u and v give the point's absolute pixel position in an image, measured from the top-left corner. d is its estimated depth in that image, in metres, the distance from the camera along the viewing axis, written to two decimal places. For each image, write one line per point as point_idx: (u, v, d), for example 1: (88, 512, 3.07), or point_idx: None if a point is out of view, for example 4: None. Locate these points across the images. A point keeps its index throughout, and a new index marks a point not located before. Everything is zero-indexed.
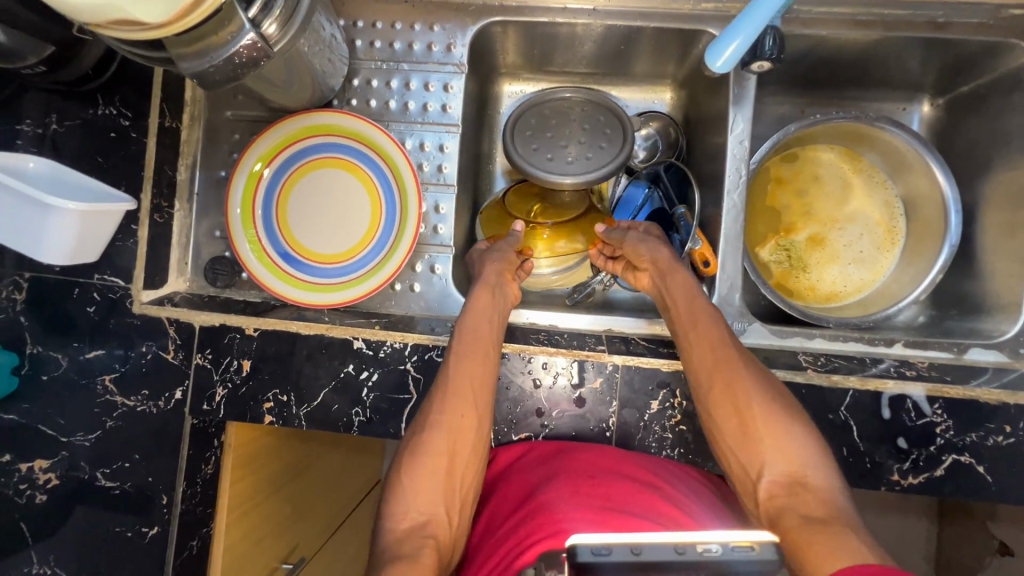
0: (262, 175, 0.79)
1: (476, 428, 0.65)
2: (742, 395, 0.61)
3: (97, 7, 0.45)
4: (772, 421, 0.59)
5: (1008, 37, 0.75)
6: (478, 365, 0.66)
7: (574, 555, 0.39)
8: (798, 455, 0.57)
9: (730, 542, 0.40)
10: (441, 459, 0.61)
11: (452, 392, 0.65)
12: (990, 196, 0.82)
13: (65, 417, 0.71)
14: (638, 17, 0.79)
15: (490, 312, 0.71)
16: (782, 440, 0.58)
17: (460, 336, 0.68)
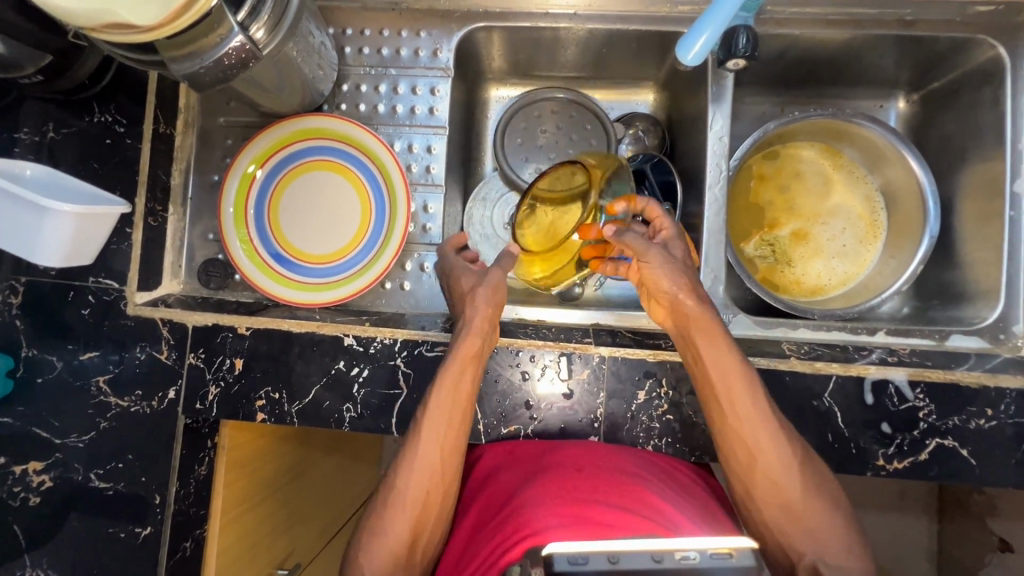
0: (255, 176, 0.80)
1: (444, 500, 0.64)
2: (745, 447, 0.61)
3: (92, 11, 0.48)
4: (771, 477, 0.60)
5: (974, 33, 0.78)
6: (449, 435, 0.64)
7: (551, 565, 0.38)
8: (827, 535, 0.59)
9: (711, 550, 0.40)
10: (400, 544, 0.61)
11: (422, 462, 0.63)
12: (967, 188, 0.84)
13: (60, 419, 0.73)
14: (617, 20, 0.82)
15: (472, 371, 0.66)
16: (777, 494, 0.60)
17: (438, 395, 0.65)
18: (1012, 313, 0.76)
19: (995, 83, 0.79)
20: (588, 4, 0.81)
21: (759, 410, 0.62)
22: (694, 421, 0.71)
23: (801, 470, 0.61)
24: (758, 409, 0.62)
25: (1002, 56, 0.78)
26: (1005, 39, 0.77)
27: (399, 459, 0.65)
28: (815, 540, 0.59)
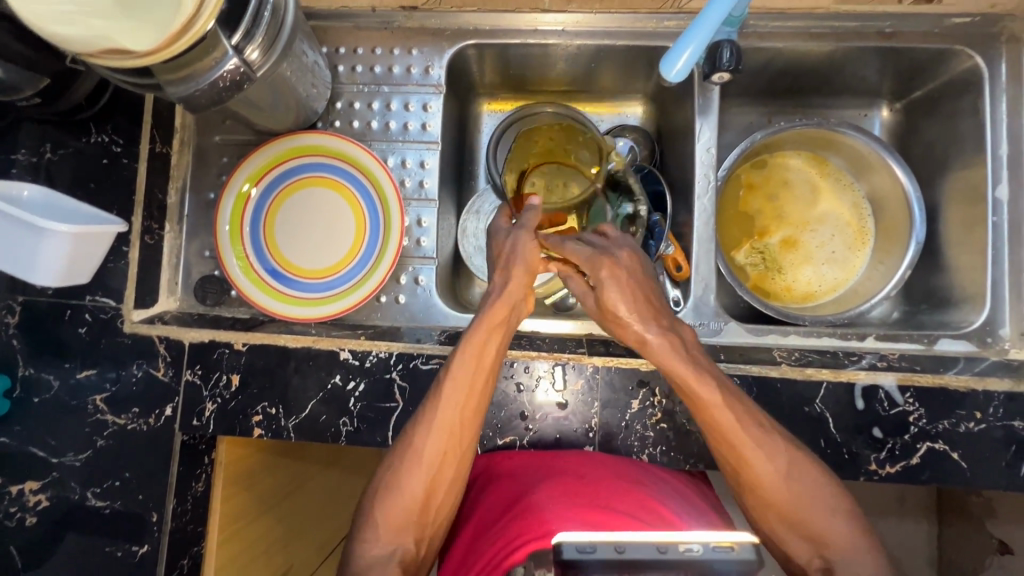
0: (250, 194, 0.82)
1: (460, 458, 0.65)
2: (757, 483, 0.61)
3: (92, 39, 0.50)
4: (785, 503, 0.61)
5: (952, 44, 0.80)
6: (470, 397, 0.65)
7: (560, 553, 0.45)
8: (822, 534, 0.60)
9: (711, 543, 0.46)
10: (415, 501, 0.63)
11: (441, 425, 0.64)
12: (951, 194, 0.86)
13: (56, 438, 0.74)
14: (605, 36, 0.83)
15: (498, 337, 0.67)
16: (795, 515, 0.61)
17: (460, 363, 0.65)
18: (998, 316, 0.78)
19: (973, 92, 0.81)
20: (576, 21, 0.83)
21: (765, 441, 0.62)
22: (689, 429, 0.71)
23: (812, 484, 0.62)
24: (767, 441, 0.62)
25: (980, 66, 0.80)
26: (982, 49, 0.79)
27: (417, 419, 0.65)
28: (822, 538, 0.60)
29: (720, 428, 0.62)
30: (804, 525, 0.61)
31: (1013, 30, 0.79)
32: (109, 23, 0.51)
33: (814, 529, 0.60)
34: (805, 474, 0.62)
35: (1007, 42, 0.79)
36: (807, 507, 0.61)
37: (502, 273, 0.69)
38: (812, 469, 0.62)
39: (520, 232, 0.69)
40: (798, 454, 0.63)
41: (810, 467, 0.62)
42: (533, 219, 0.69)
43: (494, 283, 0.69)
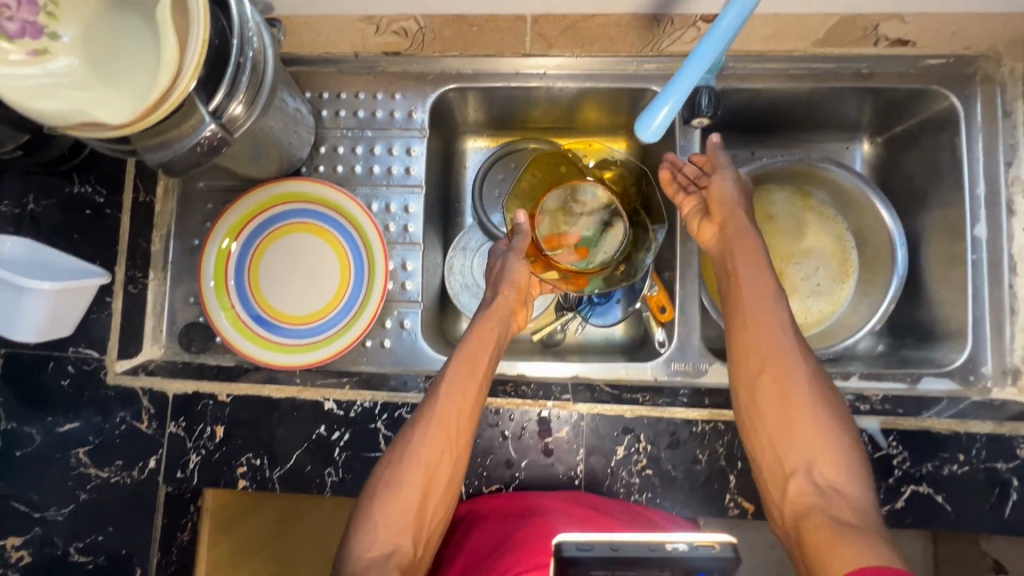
0: (231, 250, 0.82)
1: (456, 457, 0.68)
2: (770, 406, 0.67)
3: (66, 112, 0.50)
4: (796, 433, 0.65)
5: (928, 84, 0.81)
6: (467, 396, 0.69)
7: (562, 551, 0.50)
8: (826, 449, 0.64)
9: (696, 542, 0.52)
10: (414, 494, 0.66)
11: (438, 424, 0.68)
12: (931, 229, 0.86)
13: (39, 493, 0.73)
14: (587, 78, 0.84)
15: (492, 339, 0.75)
16: (796, 446, 0.65)
17: (458, 363, 0.71)
18: (980, 354, 0.78)
19: (950, 130, 0.82)
20: (557, 65, 0.83)
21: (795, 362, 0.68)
22: (674, 475, 0.72)
23: (825, 424, 0.65)
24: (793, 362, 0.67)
25: (955, 105, 0.81)
26: (958, 89, 0.80)
27: (417, 415, 0.69)
28: (824, 471, 0.63)
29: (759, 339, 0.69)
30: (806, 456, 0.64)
31: (987, 70, 0.80)
32: (86, 94, 0.51)
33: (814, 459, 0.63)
34: (816, 409, 0.66)
35: (981, 82, 0.80)
36: (811, 439, 0.64)
37: (493, 289, 0.80)
38: (824, 409, 0.66)
39: (510, 254, 0.81)
40: (819, 381, 0.67)
41: (823, 404, 0.66)
42: (522, 244, 0.81)
43: (486, 297, 0.81)
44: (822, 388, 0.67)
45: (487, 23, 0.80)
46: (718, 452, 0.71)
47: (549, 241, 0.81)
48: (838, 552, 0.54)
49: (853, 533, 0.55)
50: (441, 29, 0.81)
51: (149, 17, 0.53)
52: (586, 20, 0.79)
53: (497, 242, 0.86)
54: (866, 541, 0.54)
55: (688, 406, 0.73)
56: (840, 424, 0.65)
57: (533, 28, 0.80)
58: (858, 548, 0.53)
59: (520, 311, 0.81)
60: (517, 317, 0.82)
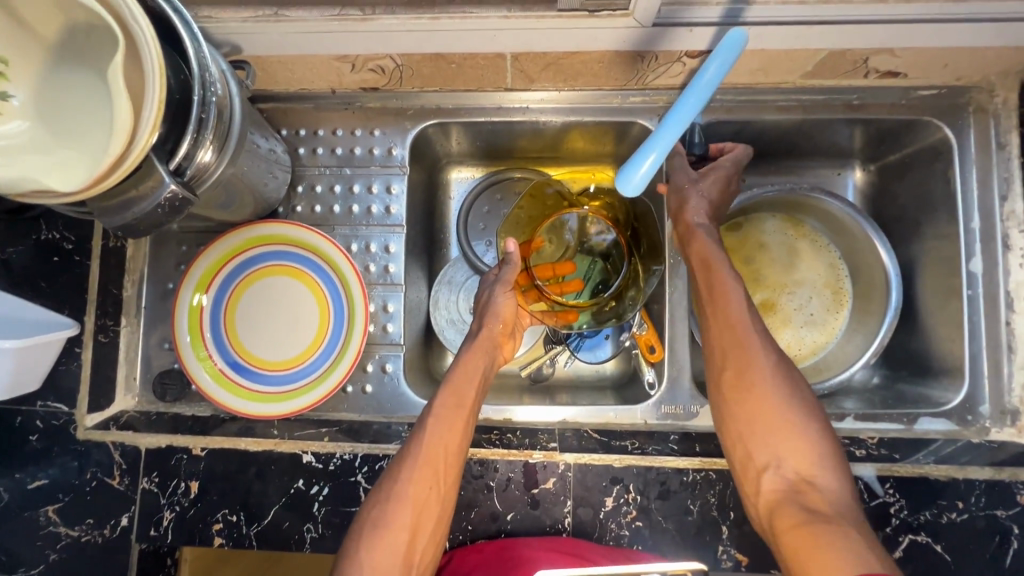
0: (203, 304, 0.79)
1: (444, 495, 0.64)
2: (746, 392, 0.63)
3: (14, 180, 0.47)
4: (769, 418, 0.61)
5: (920, 115, 0.79)
6: (455, 431, 0.66)
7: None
8: (805, 458, 0.59)
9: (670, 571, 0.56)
10: (401, 534, 0.61)
11: (426, 459, 0.63)
12: (926, 261, 0.84)
13: (7, 553, 0.71)
14: (570, 112, 0.82)
15: (479, 370, 0.72)
16: (768, 439, 0.61)
17: (444, 395, 0.68)
18: (977, 393, 0.76)
19: (943, 162, 0.80)
20: (539, 99, 0.82)
21: (763, 340, 0.65)
22: (665, 527, 0.69)
23: (798, 406, 0.61)
24: (759, 338, 0.65)
25: (948, 137, 0.79)
26: (950, 120, 0.79)
27: (402, 456, 0.65)
28: (795, 461, 0.59)
29: (724, 316, 0.67)
30: (781, 441, 0.60)
31: (980, 101, 0.78)
32: (40, 159, 0.49)
33: (788, 448, 0.60)
34: (788, 393, 0.62)
35: (974, 112, 0.78)
36: (784, 424, 0.60)
37: (477, 320, 0.77)
38: (796, 391, 0.62)
39: (498, 285, 0.78)
40: (794, 384, 0.63)
41: (795, 386, 0.63)
42: (510, 274, 0.78)
43: (472, 330, 0.77)
44: (789, 369, 0.64)
45: (466, 60, 0.72)
46: (711, 502, 0.69)
47: (544, 269, 0.82)
48: (816, 541, 0.51)
49: (828, 525, 0.52)
50: (419, 66, 0.74)
51: (101, 74, 0.50)
52: (569, 56, 0.71)
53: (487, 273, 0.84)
54: (847, 534, 0.51)
55: (679, 454, 0.71)
56: (813, 409, 0.62)
57: (513, 64, 0.73)
58: (834, 535, 0.51)
59: (506, 343, 0.79)
60: (504, 349, 0.79)
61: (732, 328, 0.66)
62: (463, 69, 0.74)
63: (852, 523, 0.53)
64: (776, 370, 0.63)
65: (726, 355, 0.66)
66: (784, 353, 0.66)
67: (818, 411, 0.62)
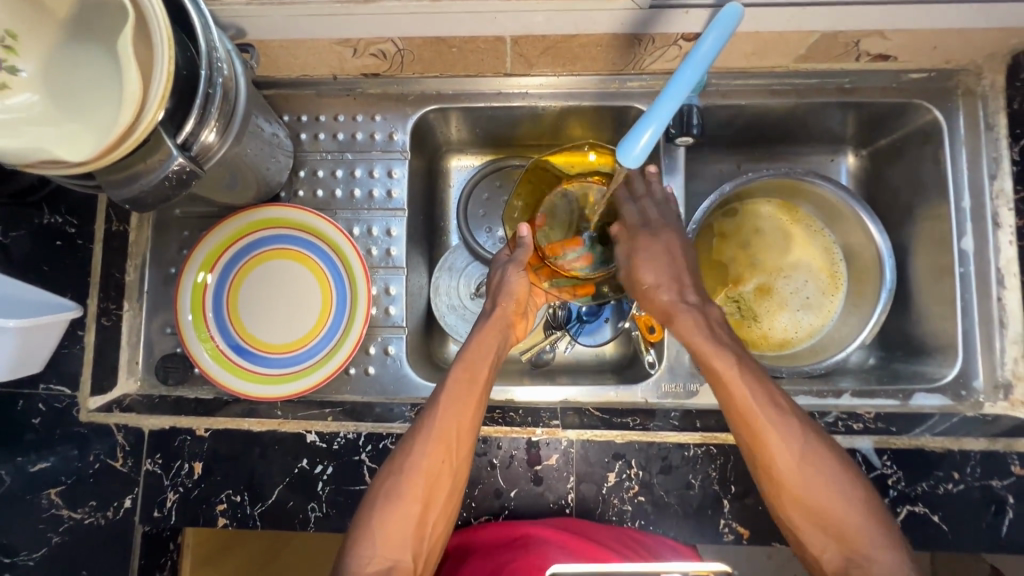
0: (206, 283, 0.80)
1: (455, 469, 0.64)
2: (783, 481, 0.60)
3: (24, 150, 0.48)
4: (814, 503, 0.59)
5: (911, 98, 0.81)
6: (467, 407, 0.66)
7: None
8: (855, 533, 0.58)
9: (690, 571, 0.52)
10: (415, 505, 0.61)
11: (440, 435, 0.64)
12: (919, 241, 0.86)
13: (7, 537, 0.70)
14: (568, 97, 0.83)
15: (492, 348, 0.72)
16: (812, 517, 0.60)
17: (457, 373, 0.68)
18: (970, 368, 0.78)
19: (933, 144, 0.82)
20: (538, 84, 0.83)
21: (787, 422, 0.62)
22: (667, 501, 0.70)
23: (838, 480, 0.60)
24: (781, 424, 0.61)
25: (938, 119, 0.81)
26: (940, 103, 0.80)
27: (412, 433, 0.65)
28: (842, 539, 0.58)
29: (742, 404, 0.63)
30: (834, 523, 0.59)
31: (968, 83, 0.80)
32: (47, 130, 0.50)
33: (841, 530, 0.58)
34: (826, 470, 0.60)
35: (963, 95, 0.80)
36: (832, 505, 0.59)
37: (491, 299, 0.77)
38: (831, 460, 0.61)
39: (510, 265, 0.76)
40: (818, 447, 0.61)
41: (829, 457, 0.61)
42: (524, 256, 0.76)
43: (485, 309, 0.77)
44: (813, 437, 0.62)
45: (467, 44, 0.73)
46: (712, 476, 0.70)
47: (556, 246, 0.74)
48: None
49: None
50: (420, 51, 0.75)
51: (109, 48, 0.51)
52: (567, 39, 0.72)
53: (499, 252, 0.82)
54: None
55: (680, 430, 0.72)
56: (849, 473, 0.61)
57: (513, 48, 0.74)
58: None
59: (519, 322, 0.78)
60: (517, 329, 0.78)
61: (753, 420, 0.62)
62: (464, 54, 0.76)
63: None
64: (800, 445, 0.61)
65: (753, 444, 0.62)
66: (796, 408, 0.63)
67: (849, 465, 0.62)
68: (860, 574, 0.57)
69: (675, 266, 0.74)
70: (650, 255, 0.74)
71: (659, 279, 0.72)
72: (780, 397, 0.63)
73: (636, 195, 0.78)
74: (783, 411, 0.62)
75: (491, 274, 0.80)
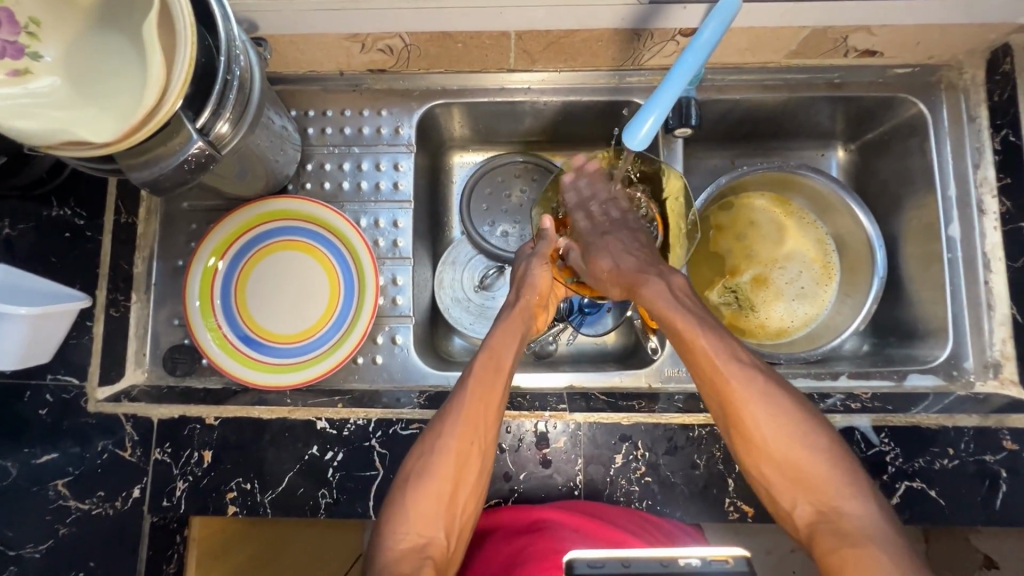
0: (217, 268, 0.80)
1: (485, 450, 0.65)
2: (749, 434, 0.62)
3: (49, 132, 0.50)
4: (778, 450, 0.61)
5: (896, 92, 0.84)
6: (493, 394, 0.67)
7: (572, 569, 0.45)
8: (822, 479, 0.59)
9: (708, 556, 0.46)
10: (445, 485, 0.62)
11: (468, 418, 0.65)
12: (908, 230, 0.89)
13: (14, 529, 0.70)
14: (569, 92, 0.86)
15: (517, 339, 0.73)
16: (783, 467, 0.61)
17: (483, 359, 0.70)
18: (961, 350, 0.81)
19: (919, 136, 0.85)
20: (540, 79, 0.85)
21: (751, 377, 0.64)
22: (673, 481, 0.72)
23: (802, 430, 0.61)
24: (747, 380, 0.63)
25: (923, 112, 0.84)
26: (924, 96, 0.84)
27: (440, 421, 0.66)
28: (811, 488, 0.59)
29: (705, 361, 0.66)
30: (801, 472, 0.60)
31: (950, 78, 0.84)
32: (68, 113, 0.51)
33: (808, 479, 0.60)
34: (790, 421, 0.62)
35: (946, 89, 0.84)
36: (796, 454, 0.60)
37: (515, 292, 0.78)
38: (792, 406, 0.62)
39: (533, 259, 0.79)
40: (782, 397, 0.63)
41: (796, 412, 0.62)
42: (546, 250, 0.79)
43: (509, 300, 0.79)
44: (780, 388, 0.64)
45: (472, 39, 0.76)
46: (716, 456, 0.72)
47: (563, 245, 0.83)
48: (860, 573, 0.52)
49: (865, 553, 0.53)
50: (426, 46, 0.77)
51: (131, 33, 0.52)
52: (569, 35, 0.75)
53: (523, 246, 0.85)
54: (882, 558, 0.53)
55: (683, 411, 0.74)
56: (812, 424, 0.62)
57: (517, 44, 0.77)
58: (878, 561, 0.52)
59: (542, 314, 0.79)
60: (538, 321, 0.80)
61: (715, 375, 0.65)
62: (469, 49, 0.78)
63: (889, 548, 0.54)
64: (768, 396, 0.63)
65: (719, 399, 0.65)
66: (756, 360, 0.66)
67: (815, 415, 0.63)
68: (829, 525, 0.57)
69: (636, 248, 0.76)
70: (605, 244, 0.77)
71: (617, 259, 0.75)
72: (742, 351, 0.66)
73: (580, 202, 0.81)
74: (746, 367, 0.65)
75: (517, 263, 0.82)
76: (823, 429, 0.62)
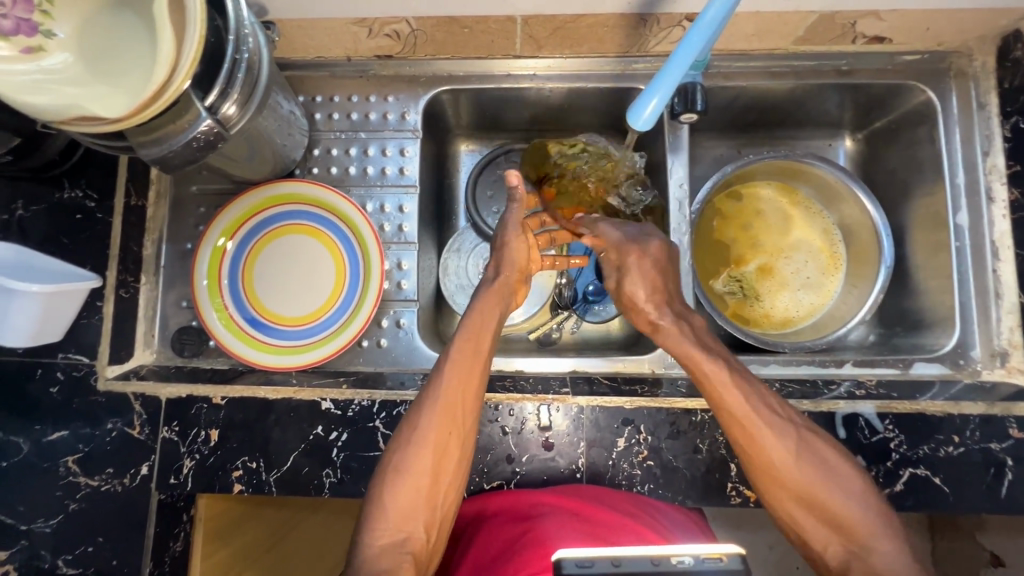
0: (225, 249, 0.82)
1: (464, 439, 0.65)
2: (776, 476, 0.60)
3: (63, 106, 0.50)
4: (809, 493, 0.59)
5: (905, 79, 0.84)
6: (470, 382, 0.66)
7: (561, 568, 0.44)
8: (856, 524, 0.57)
9: (701, 554, 0.45)
10: (422, 479, 0.62)
11: (444, 408, 0.64)
12: (915, 219, 0.88)
13: (26, 505, 0.71)
14: (575, 78, 0.85)
15: (493, 319, 0.72)
16: (816, 510, 0.58)
17: (461, 344, 0.68)
18: (968, 339, 0.80)
19: (928, 123, 0.85)
20: (545, 65, 0.85)
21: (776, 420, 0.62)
22: (675, 466, 0.72)
23: (831, 473, 0.60)
24: (775, 423, 0.61)
25: (932, 99, 0.84)
26: (933, 84, 0.83)
27: (417, 407, 0.65)
28: (845, 530, 0.57)
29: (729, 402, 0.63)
30: (830, 511, 0.58)
31: (960, 65, 0.83)
32: (80, 89, 0.51)
33: (840, 520, 0.58)
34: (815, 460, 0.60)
35: (955, 76, 0.83)
36: (825, 494, 0.59)
37: (495, 268, 0.77)
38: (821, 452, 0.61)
39: (513, 229, 0.78)
40: (811, 443, 0.61)
41: (824, 453, 0.61)
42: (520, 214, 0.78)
43: (487, 276, 0.77)
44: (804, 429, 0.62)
45: (479, 24, 0.76)
46: (719, 440, 0.72)
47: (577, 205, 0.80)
48: None
49: None
50: (433, 31, 0.77)
51: (142, 11, 0.53)
52: (575, 20, 0.75)
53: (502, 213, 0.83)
54: None
55: (687, 396, 0.74)
56: (840, 465, 0.61)
57: (523, 29, 0.77)
58: None
59: (520, 290, 0.79)
60: (517, 296, 0.80)
61: (746, 424, 0.61)
62: (475, 34, 0.78)
63: None
64: (793, 440, 0.61)
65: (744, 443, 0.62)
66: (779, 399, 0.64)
67: (842, 457, 0.62)
68: (861, 563, 0.56)
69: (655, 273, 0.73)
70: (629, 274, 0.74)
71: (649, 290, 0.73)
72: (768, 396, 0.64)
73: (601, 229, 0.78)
74: (772, 410, 0.62)
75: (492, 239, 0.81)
76: (851, 470, 0.61)
